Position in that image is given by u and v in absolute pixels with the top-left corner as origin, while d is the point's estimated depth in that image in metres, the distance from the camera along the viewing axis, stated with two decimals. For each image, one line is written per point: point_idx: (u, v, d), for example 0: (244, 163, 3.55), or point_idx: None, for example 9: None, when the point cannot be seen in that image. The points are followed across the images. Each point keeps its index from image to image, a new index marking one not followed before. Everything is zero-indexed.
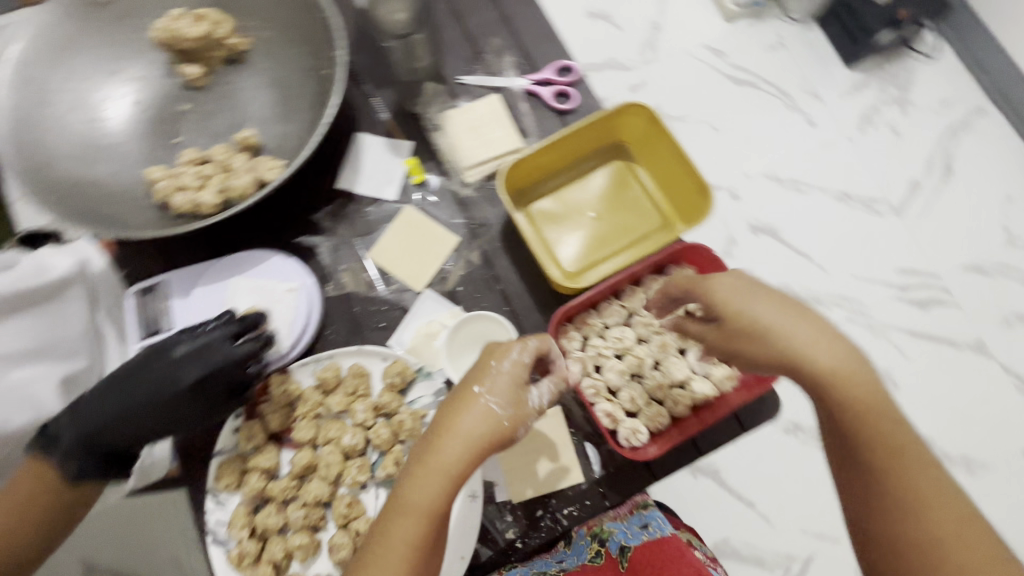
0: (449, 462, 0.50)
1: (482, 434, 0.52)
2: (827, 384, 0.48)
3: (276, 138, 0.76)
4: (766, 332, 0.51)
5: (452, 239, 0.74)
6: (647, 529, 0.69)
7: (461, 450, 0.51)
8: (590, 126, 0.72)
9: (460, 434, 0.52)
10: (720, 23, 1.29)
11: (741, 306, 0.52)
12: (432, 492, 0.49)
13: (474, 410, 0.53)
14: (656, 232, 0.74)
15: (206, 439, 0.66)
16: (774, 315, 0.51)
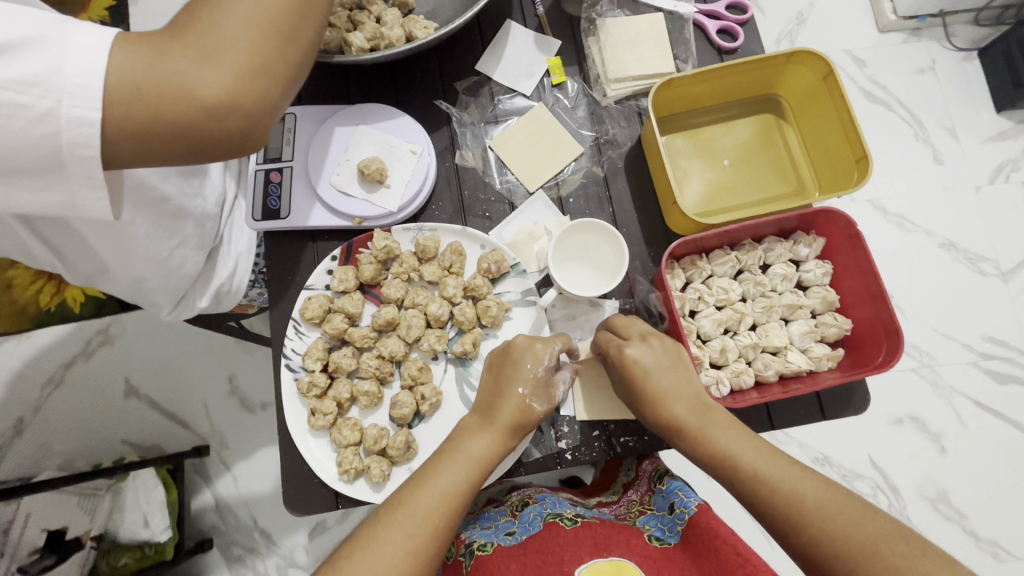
0: (494, 450, 0.56)
1: (514, 425, 0.57)
2: (724, 464, 0.53)
3: (428, 5, 0.74)
4: (670, 417, 0.55)
5: (576, 148, 0.71)
6: (676, 516, 0.63)
7: (507, 437, 0.57)
8: (758, 68, 0.68)
9: (499, 428, 0.57)
10: (873, 31, 1.30)
11: (671, 388, 0.55)
12: (489, 444, 0.56)
13: (519, 410, 0.57)
14: (790, 198, 0.71)
15: (299, 273, 0.68)
16: (684, 407, 0.55)
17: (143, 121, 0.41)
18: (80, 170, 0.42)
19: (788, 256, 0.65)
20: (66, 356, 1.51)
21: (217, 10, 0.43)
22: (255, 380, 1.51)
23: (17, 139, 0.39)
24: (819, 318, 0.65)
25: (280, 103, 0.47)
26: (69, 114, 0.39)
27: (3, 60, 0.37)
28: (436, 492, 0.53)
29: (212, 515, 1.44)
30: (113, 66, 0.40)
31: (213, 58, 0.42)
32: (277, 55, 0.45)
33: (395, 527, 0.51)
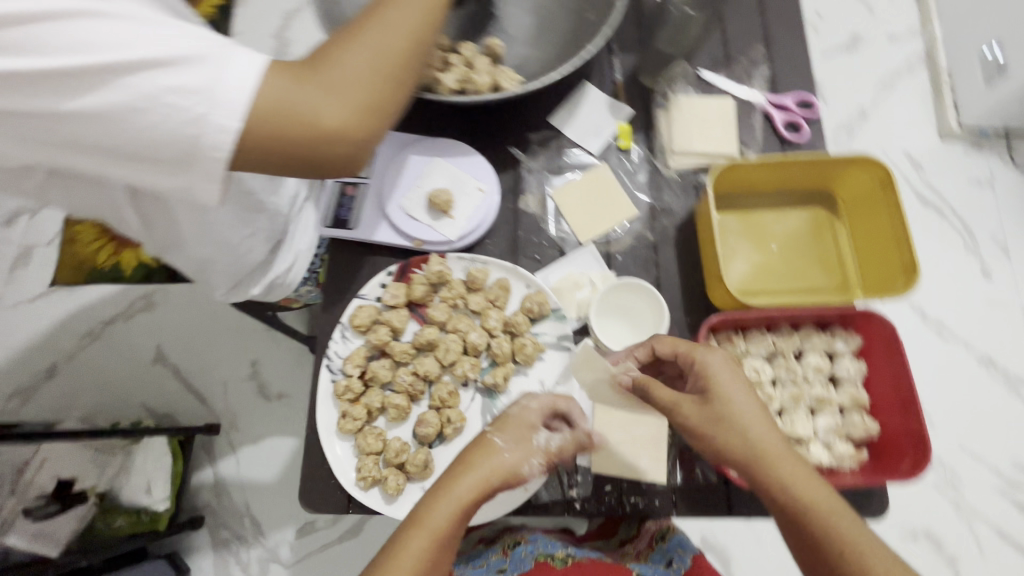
0: (466, 492, 0.57)
1: (502, 465, 0.59)
2: (783, 495, 0.51)
3: (516, 58, 0.80)
4: (742, 430, 0.54)
5: (631, 210, 0.75)
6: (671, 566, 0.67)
7: (472, 480, 0.57)
8: (818, 165, 0.71)
9: (482, 467, 0.58)
10: (933, 137, 1.33)
11: (740, 402, 0.55)
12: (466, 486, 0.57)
13: (485, 445, 0.60)
14: (832, 293, 0.72)
15: (354, 282, 0.72)
16: (755, 427, 0.54)
17: (273, 136, 0.48)
18: (206, 168, 0.48)
19: (823, 348, 0.67)
20: (109, 314, 1.59)
21: (343, 51, 0.50)
22: (277, 369, 1.56)
23: (167, 134, 0.45)
24: (847, 416, 0.65)
25: (383, 132, 0.53)
26: (215, 122, 0.45)
27: (174, 70, 0.44)
28: (456, 504, 0.56)
29: (208, 494, 1.47)
30: (259, 89, 0.46)
31: (337, 89, 0.49)
32: (388, 89, 0.51)
33: (424, 536, 0.54)
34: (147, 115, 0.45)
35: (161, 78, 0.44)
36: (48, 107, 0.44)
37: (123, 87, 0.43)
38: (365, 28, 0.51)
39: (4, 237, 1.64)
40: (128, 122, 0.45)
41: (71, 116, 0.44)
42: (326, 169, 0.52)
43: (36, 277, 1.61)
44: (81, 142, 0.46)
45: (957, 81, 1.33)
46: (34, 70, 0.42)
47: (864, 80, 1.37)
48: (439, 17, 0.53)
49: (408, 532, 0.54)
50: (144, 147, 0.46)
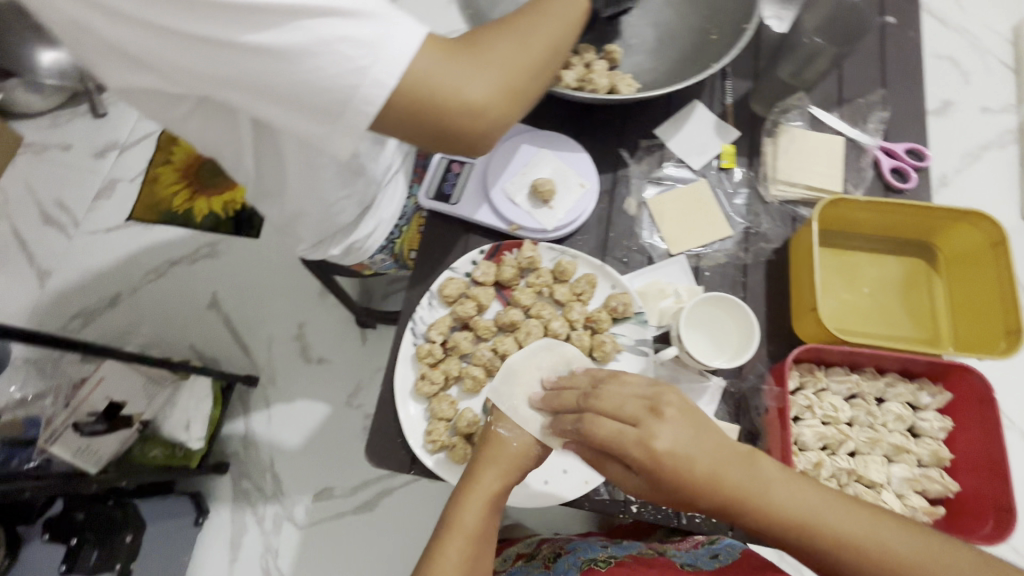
0: (489, 487, 0.56)
1: (513, 457, 0.59)
2: (790, 526, 0.47)
3: (632, 67, 0.82)
4: (717, 484, 0.48)
5: (725, 230, 0.75)
6: (716, 558, 0.68)
7: (495, 476, 0.57)
8: (926, 214, 0.70)
9: (501, 459, 0.58)
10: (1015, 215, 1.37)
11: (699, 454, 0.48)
12: (484, 490, 0.56)
13: (489, 440, 0.60)
14: (922, 345, 0.71)
15: (446, 255, 0.74)
16: (735, 466, 0.48)
17: (422, 97, 0.49)
18: (352, 118, 0.49)
19: (907, 398, 0.65)
20: (175, 256, 1.67)
21: (492, 39, 0.54)
22: (322, 335, 1.60)
23: (326, 80, 0.46)
24: (924, 470, 0.63)
25: (513, 117, 0.56)
26: (375, 76, 0.47)
27: (349, 21, 0.45)
28: (484, 497, 0.56)
29: (238, 442, 1.51)
30: (421, 51, 0.48)
31: (486, 68, 0.52)
32: (529, 77, 0.55)
33: (459, 536, 0.53)
34: (314, 59, 0.46)
35: (334, 26, 0.45)
36: (221, 35, 0.44)
37: (300, 28, 0.44)
38: (514, 25, 0.55)
39: (94, 167, 1.74)
40: (297, 62, 0.45)
41: (244, 47, 0.45)
42: (450, 143, 0.54)
43: (116, 210, 1.70)
44: (244, 76, 0.46)
45: None
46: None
47: (952, 149, 1.42)
48: (576, 29, 0.59)
49: (443, 536, 0.54)
50: (303, 90, 0.47)
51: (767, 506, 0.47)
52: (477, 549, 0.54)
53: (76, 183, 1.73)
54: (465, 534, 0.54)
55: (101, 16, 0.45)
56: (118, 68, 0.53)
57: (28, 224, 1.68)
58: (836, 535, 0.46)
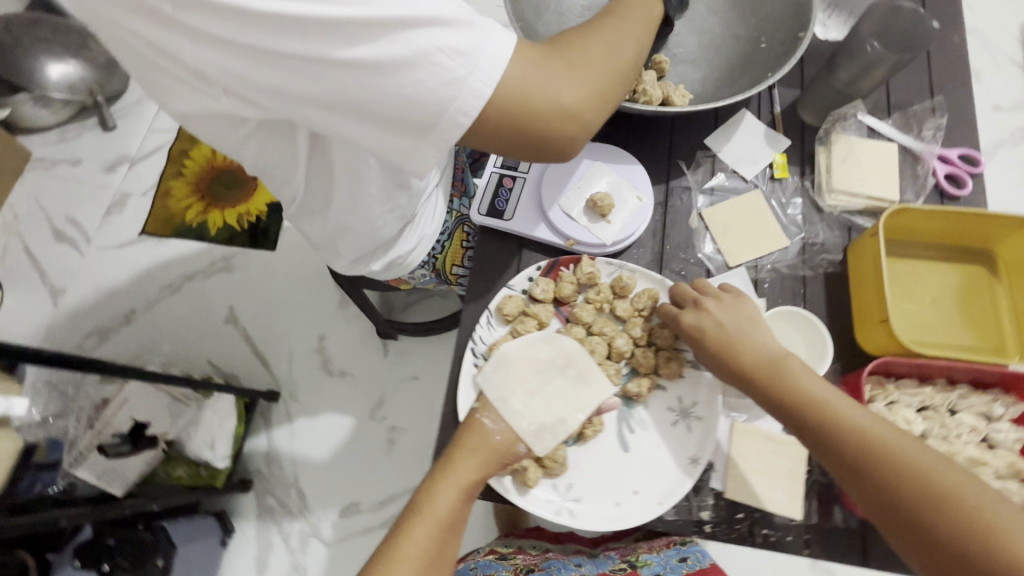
0: (465, 475, 0.59)
1: (495, 450, 0.61)
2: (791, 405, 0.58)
3: (679, 77, 0.82)
4: (735, 360, 0.62)
5: (782, 241, 0.74)
6: (685, 562, 0.79)
7: (472, 463, 0.60)
8: (989, 221, 0.70)
9: (480, 450, 0.60)
10: None
11: (737, 335, 0.62)
12: (459, 477, 0.59)
13: (470, 429, 0.62)
14: (986, 353, 0.70)
15: (502, 272, 0.73)
16: (751, 356, 0.61)
17: (520, 103, 0.48)
18: (445, 131, 0.48)
19: (981, 410, 0.65)
20: (191, 270, 1.64)
21: (577, 40, 0.53)
22: (343, 347, 1.58)
23: (422, 93, 0.45)
24: (1003, 483, 0.62)
25: (602, 116, 0.55)
26: (472, 86, 0.46)
27: (447, 31, 0.44)
28: (457, 485, 0.59)
29: (261, 458, 1.49)
30: (514, 55, 0.47)
31: (579, 69, 0.51)
32: (620, 72, 0.54)
33: (429, 522, 0.57)
34: (411, 72, 0.44)
35: (432, 36, 0.44)
36: (316, 52, 0.43)
37: (398, 41, 0.43)
38: (597, 25, 0.55)
39: (105, 181, 1.71)
40: (395, 75, 0.44)
41: (340, 64, 0.43)
42: (544, 147, 0.53)
43: (129, 224, 1.67)
44: (330, 97, 0.45)
45: None
46: (320, 14, 0.41)
47: None
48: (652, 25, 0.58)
49: (412, 521, 0.58)
50: (395, 106, 0.45)
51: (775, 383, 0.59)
52: (444, 537, 0.58)
53: (86, 198, 1.70)
54: (435, 517, 0.58)
55: (183, 40, 0.44)
56: (184, 91, 0.51)
57: (38, 240, 1.65)
58: (913, 466, 0.51)
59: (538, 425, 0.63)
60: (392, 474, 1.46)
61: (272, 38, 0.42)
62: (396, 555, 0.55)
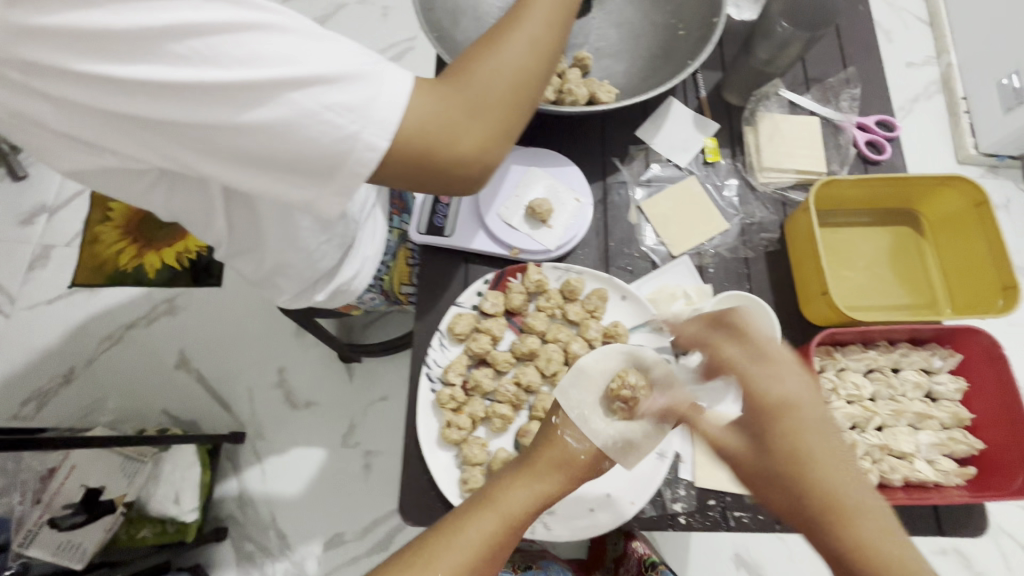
0: (548, 488, 0.55)
1: (578, 468, 0.56)
2: (804, 470, 0.45)
3: (603, 72, 0.82)
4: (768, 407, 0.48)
5: (722, 224, 0.75)
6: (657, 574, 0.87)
7: (555, 476, 0.55)
8: (909, 184, 0.72)
9: (559, 464, 0.55)
10: (953, 161, 1.48)
11: (784, 388, 0.48)
12: (533, 490, 0.54)
13: (552, 442, 0.56)
14: (921, 311, 0.73)
15: (450, 290, 0.71)
16: (796, 405, 0.47)
17: (434, 131, 0.47)
18: (347, 178, 0.45)
19: (921, 365, 0.67)
20: (131, 318, 1.55)
21: (477, 63, 0.50)
22: (305, 377, 1.53)
23: (315, 150, 0.43)
24: (948, 432, 0.65)
25: (517, 134, 0.54)
26: (368, 140, 0.44)
27: (334, 86, 0.42)
28: (536, 496, 0.54)
29: (232, 504, 1.43)
30: (409, 97, 0.45)
31: (491, 85, 0.50)
32: (526, 96, 0.52)
33: (495, 517, 0.52)
34: (301, 129, 0.42)
35: (317, 94, 0.41)
36: (197, 119, 0.40)
37: (282, 102, 0.41)
38: (503, 43, 0.51)
39: (22, 236, 1.59)
40: (282, 135, 0.42)
41: (227, 128, 0.41)
42: (450, 183, 0.52)
43: (56, 279, 1.56)
44: (227, 149, 0.42)
45: (973, 106, 1.46)
46: (191, 78, 0.39)
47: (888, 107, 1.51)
48: (570, 23, 0.55)
49: (475, 511, 0.53)
50: (292, 161, 0.43)
51: (802, 449, 0.46)
52: (505, 539, 0.53)
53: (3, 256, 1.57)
54: (500, 518, 0.53)
55: (48, 98, 0.40)
56: (69, 149, 0.47)
57: None
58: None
59: (622, 442, 0.57)
60: (372, 499, 1.42)
61: (149, 107, 0.39)
62: (445, 544, 0.51)
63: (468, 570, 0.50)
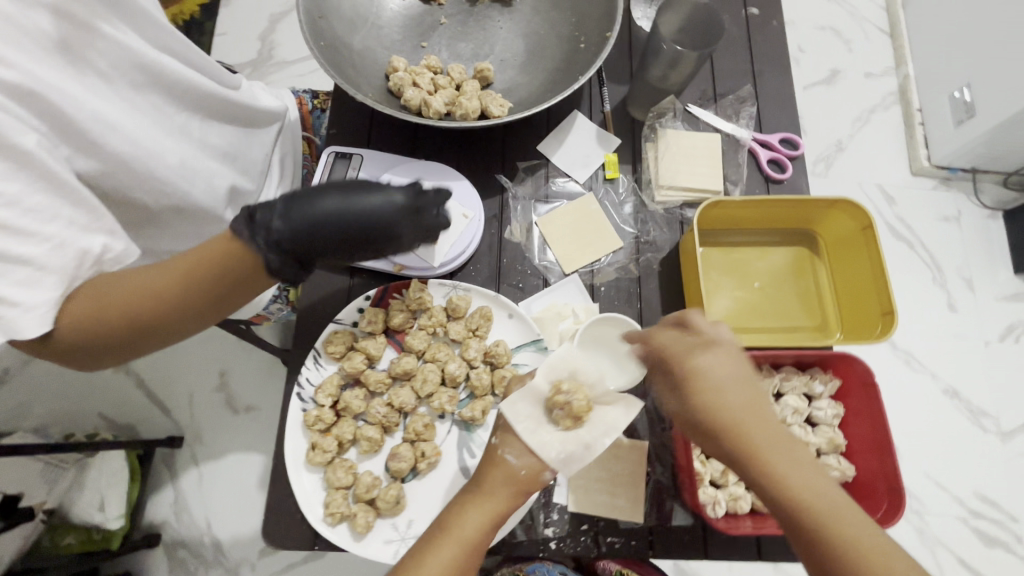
0: (499, 506, 0.51)
1: (522, 484, 0.52)
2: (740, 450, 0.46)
3: (506, 83, 0.79)
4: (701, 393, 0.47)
5: (616, 242, 0.74)
6: None
7: (506, 494, 0.51)
8: (800, 205, 0.71)
9: (505, 482, 0.51)
10: (906, 171, 1.47)
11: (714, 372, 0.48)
12: (486, 512, 0.50)
13: (493, 461, 0.52)
14: (812, 333, 0.72)
15: (332, 307, 0.69)
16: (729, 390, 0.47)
17: (85, 333, 0.46)
18: None
19: (802, 389, 0.67)
20: None
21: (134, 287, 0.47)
22: (247, 380, 1.42)
23: None
24: (824, 458, 0.65)
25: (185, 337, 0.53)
26: None
27: None
28: (488, 516, 0.50)
29: (168, 510, 1.34)
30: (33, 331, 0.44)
31: (160, 297, 0.47)
32: (177, 326, 0.50)
33: (452, 544, 0.48)
34: None
35: None
36: None
37: None
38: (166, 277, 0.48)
39: None
40: None
41: None
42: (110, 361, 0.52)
43: None
44: None
45: (927, 119, 1.47)
46: None
47: (842, 114, 1.50)
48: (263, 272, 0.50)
49: (432, 542, 0.49)
50: None
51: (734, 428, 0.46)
52: (468, 567, 0.48)
53: None
54: (459, 546, 0.48)
55: None
56: None
57: None
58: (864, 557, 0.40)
59: (566, 456, 0.53)
60: None
61: None
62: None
63: None
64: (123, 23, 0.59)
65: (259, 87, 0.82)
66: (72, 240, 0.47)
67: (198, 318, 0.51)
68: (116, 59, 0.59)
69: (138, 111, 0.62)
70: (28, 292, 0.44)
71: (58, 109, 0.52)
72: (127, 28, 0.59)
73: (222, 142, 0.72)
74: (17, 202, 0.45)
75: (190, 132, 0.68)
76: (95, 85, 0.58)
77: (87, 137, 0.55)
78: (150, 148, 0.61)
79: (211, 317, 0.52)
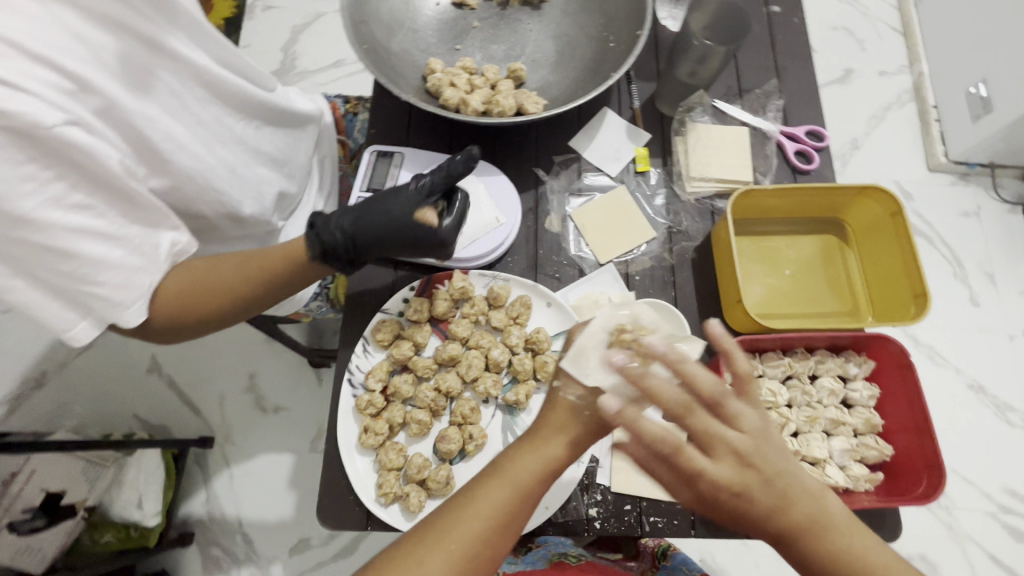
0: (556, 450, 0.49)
1: (580, 422, 0.50)
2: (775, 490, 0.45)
3: (538, 82, 0.82)
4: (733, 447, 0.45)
5: (649, 232, 0.76)
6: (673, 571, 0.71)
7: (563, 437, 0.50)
8: (831, 193, 0.73)
9: (561, 424, 0.50)
10: (923, 167, 1.48)
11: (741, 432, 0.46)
12: (540, 457, 0.49)
13: (552, 404, 0.52)
14: (845, 318, 0.74)
15: (377, 297, 0.72)
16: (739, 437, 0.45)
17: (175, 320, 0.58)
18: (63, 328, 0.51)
19: (837, 372, 0.69)
20: None
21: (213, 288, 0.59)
22: (277, 381, 1.45)
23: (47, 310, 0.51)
24: (861, 438, 0.67)
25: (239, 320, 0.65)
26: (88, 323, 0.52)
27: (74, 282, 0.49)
28: (541, 461, 0.48)
29: (201, 509, 1.36)
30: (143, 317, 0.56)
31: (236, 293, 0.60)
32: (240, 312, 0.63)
33: (506, 487, 0.47)
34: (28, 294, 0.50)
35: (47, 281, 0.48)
36: None
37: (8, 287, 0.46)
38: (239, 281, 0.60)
39: None
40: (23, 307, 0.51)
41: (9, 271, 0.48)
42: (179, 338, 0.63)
43: None
44: None
45: (943, 114, 1.47)
46: None
47: (857, 112, 1.52)
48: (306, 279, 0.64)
49: (483, 482, 0.48)
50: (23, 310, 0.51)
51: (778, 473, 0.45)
52: (520, 507, 0.47)
53: None
54: (511, 488, 0.47)
55: None
56: None
57: None
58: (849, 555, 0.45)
59: None
60: None
61: None
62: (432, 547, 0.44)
63: (482, 543, 0.45)
64: (187, 37, 0.62)
65: (298, 92, 0.85)
66: (146, 239, 0.55)
67: (254, 307, 0.64)
68: (185, 78, 0.62)
69: (204, 127, 0.65)
70: (118, 294, 0.52)
71: (137, 130, 0.56)
72: (192, 43, 0.63)
73: (274, 148, 0.76)
74: (102, 215, 0.51)
75: (247, 141, 0.72)
76: (164, 95, 0.60)
77: (159, 154, 0.59)
78: (212, 163, 0.65)
79: (262, 307, 0.65)
